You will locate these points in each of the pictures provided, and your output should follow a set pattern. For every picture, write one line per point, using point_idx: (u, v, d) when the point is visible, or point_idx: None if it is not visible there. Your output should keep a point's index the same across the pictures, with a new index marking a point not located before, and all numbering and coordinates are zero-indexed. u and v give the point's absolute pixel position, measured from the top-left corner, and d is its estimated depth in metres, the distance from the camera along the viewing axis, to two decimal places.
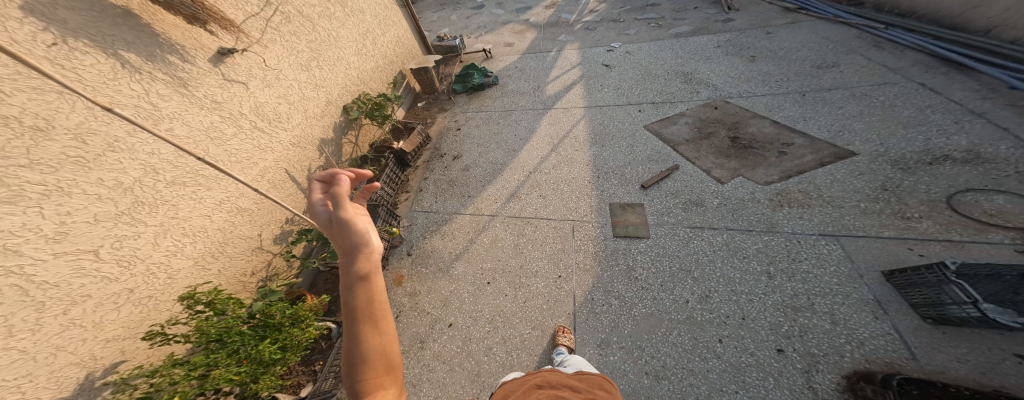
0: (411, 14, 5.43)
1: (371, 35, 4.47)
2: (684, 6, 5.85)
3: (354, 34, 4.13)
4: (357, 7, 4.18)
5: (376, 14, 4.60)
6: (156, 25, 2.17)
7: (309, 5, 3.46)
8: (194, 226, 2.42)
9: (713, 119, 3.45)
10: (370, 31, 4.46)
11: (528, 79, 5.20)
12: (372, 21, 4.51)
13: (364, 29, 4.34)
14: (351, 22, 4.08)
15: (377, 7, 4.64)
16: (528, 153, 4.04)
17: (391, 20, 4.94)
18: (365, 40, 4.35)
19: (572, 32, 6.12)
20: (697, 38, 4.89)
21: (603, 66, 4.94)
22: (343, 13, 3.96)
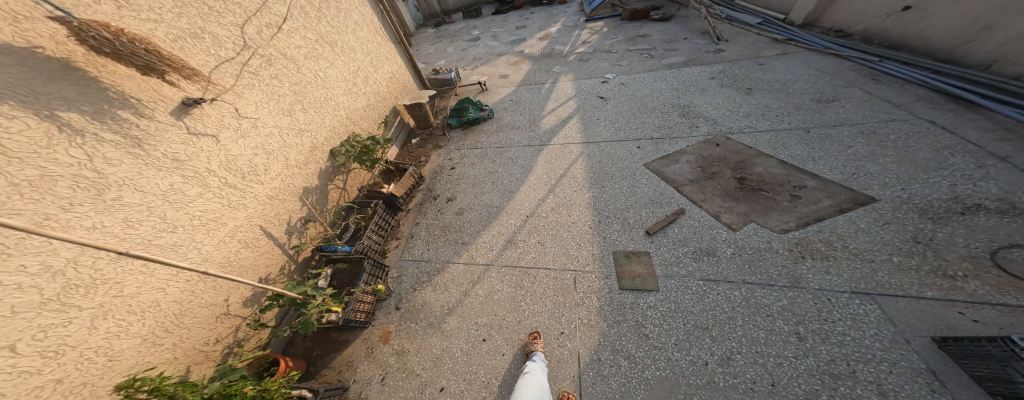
0: (405, 52, 5.21)
1: (365, 73, 4.20)
2: (675, 37, 5.89)
3: (350, 74, 3.88)
4: (349, 46, 3.94)
5: (370, 52, 4.35)
6: (103, 77, 1.89)
7: (296, 47, 3.18)
8: (143, 302, 2.09)
9: (718, 158, 3.27)
10: (366, 71, 4.23)
11: (523, 113, 5.06)
12: (366, 60, 4.25)
13: (358, 67, 4.05)
14: (343, 62, 3.80)
15: (369, 44, 4.35)
16: (524, 195, 3.83)
17: (387, 58, 4.72)
18: (361, 79, 4.09)
19: (566, 64, 6.13)
20: (688, 69, 4.83)
21: (597, 98, 4.85)
22: (334, 52, 3.68)
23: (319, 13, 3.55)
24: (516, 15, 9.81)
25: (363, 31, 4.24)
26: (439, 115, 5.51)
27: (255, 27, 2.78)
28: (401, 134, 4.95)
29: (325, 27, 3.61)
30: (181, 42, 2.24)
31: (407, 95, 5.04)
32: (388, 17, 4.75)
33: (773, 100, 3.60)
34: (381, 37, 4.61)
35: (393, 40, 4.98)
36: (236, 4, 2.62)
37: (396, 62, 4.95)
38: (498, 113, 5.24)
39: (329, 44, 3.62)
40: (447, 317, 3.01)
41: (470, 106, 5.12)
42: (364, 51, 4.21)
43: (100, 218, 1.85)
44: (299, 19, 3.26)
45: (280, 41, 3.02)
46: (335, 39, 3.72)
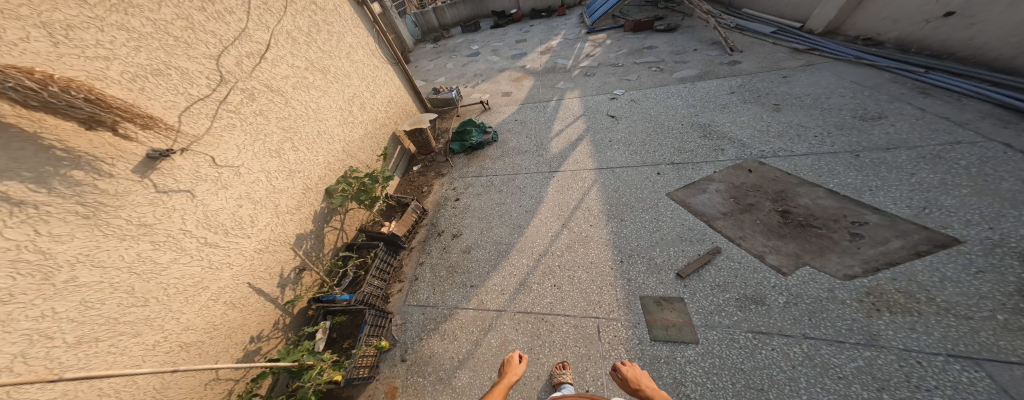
0: (405, 73, 5.05)
1: (361, 100, 3.88)
2: (683, 49, 5.58)
3: (345, 103, 3.56)
4: (343, 72, 3.62)
5: (365, 76, 4.06)
6: (41, 134, 1.46)
7: (283, 77, 2.77)
8: (115, 383, 1.73)
9: (754, 185, 2.94)
10: (363, 97, 3.95)
11: (530, 135, 4.78)
12: (362, 85, 3.95)
13: (354, 93, 3.75)
14: (337, 90, 3.46)
15: (365, 68, 4.08)
16: (535, 230, 3.52)
17: (385, 81, 4.48)
18: (358, 106, 3.82)
19: (571, 79, 5.84)
20: (703, 83, 4.39)
21: (607, 117, 4.55)
22: (327, 80, 3.34)
23: (309, 38, 3.18)
24: (515, 28, 9.64)
25: (359, 55, 3.98)
26: (441, 138, 5.23)
27: (234, 57, 2.32)
28: (402, 161, 4.67)
29: (317, 53, 3.26)
30: (140, 82, 1.78)
31: (409, 118, 4.76)
32: (385, 38, 4.61)
33: (806, 117, 3.26)
34: (380, 58, 4.46)
35: (392, 61, 4.81)
36: (208, 32, 2.16)
37: (396, 83, 4.73)
38: (502, 135, 4.97)
39: (322, 72, 3.28)
40: (458, 372, 2.64)
41: (473, 128, 4.86)
42: (358, 76, 3.90)
43: (49, 305, 1.51)
44: (287, 46, 2.87)
45: (263, 71, 2.56)
46: (330, 65, 3.41)
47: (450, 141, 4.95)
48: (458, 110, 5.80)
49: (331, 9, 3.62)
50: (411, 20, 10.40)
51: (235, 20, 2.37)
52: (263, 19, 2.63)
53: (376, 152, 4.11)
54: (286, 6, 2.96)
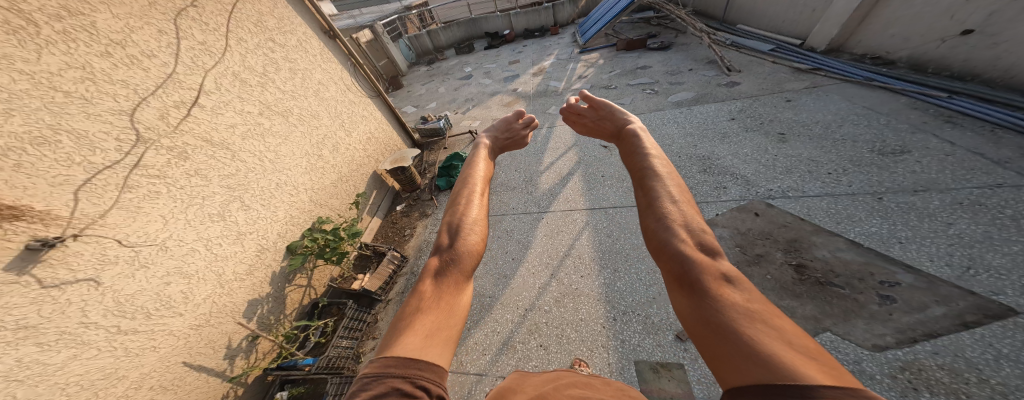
0: (389, 106, 4.84)
1: (334, 141, 3.66)
2: (678, 68, 5.20)
3: (311, 145, 3.30)
4: (309, 111, 3.40)
5: (339, 113, 3.83)
6: None
7: (228, 127, 2.53)
8: None
9: (762, 232, 2.54)
10: (336, 135, 3.71)
11: (519, 168, 4.48)
12: (334, 122, 3.72)
13: (325, 134, 3.56)
14: (301, 133, 3.22)
15: (339, 105, 3.87)
16: (522, 281, 3.16)
17: (364, 115, 4.25)
18: (330, 146, 3.58)
19: (563, 103, 5.54)
20: (699, 107, 4.08)
21: (600, 147, 4.28)
22: (286, 122, 3.10)
23: (264, 77, 2.98)
24: (509, 50, 9.48)
25: (330, 91, 3.79)
26: (428, 172, 4.90)
27: (156, 109, 2.09)
28: (386, 200, 4.41)
29: (273, 92, 3.03)
30: (14, 156, 1.52)
31: (394, 153, 4.52)
32: (363, 71, 4.42)
33: (815, 149, 2.94)
34: (360, 93, 4.29)
35: (374, 94, 4.64)
36: (117, 82, 1.93)
37: (378, 117, 4.54)
38: (491, 169, 4.66)
39: (280, 115, 3.06)
40: None
41: (460, 162, 4.60)
42: (328, 114, 3.67)
43: None
44: (233, 90, 2.65)
45: (198, 122, 2.32)
46: (291, 106, 3.19)
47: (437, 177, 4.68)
48: (448, 141, 5.46)
49: (294, 45, 3.44)
50: (405, 44, 10.29)
51: (158, 64, 2.15)
52: (198, 60, 2.42)
53: (353, 194, 3.80)
54: (232, 45, 2.72)
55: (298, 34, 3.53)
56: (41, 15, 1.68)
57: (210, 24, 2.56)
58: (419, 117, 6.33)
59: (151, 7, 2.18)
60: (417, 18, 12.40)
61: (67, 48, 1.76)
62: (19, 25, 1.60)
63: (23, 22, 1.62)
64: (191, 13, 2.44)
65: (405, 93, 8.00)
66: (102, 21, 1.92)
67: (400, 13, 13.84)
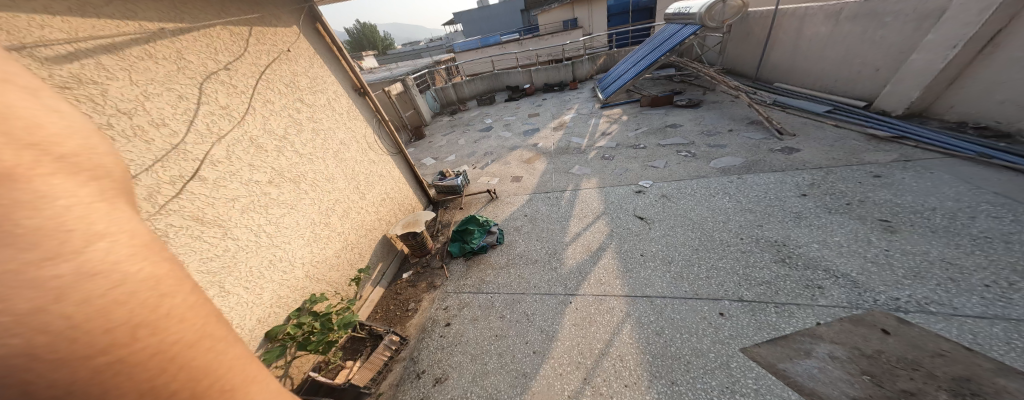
0: (409, 162, 4.42)
1: (346, 204, 3.29)
2: (715, 128, 4.78)
3: (317, 213, 2.94)
4: (325, 175, 3.08)
5: (356, 174, 3.47)
6: None
7: (230, 200, 2.26)
8: None
9: (902, 356, 1.88)
10: (350, 200, 3.35)
11: (541, 237, 4.01)
12: (348, 186, 3.35)
13: (338, 200, 3.20)
14: (309, 202, 2.87)
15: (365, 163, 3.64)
16: (549, 387, 2.43)
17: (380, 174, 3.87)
18: (339, 212, 3.21)
19: (587, 162, 5.18)
20: (754, 177, 3.57)
21: (636, 218, 3.79)
22: (290, 188, 2.72)
23: (283, 141, 2.72)
24: (529, 103, 9.51)
25: (351, 151, 3.45)
26: (441, 236, 4.50)
27: (145, 187, 1.84)
28: (390, 265, 3.94)
29: (287, 155, 2.74)
30: None
31: (407, 215, 4.14)
32: (388, 127, 4.00)
33: (945, 246, 2.30)
34: (380, 151, 3.90)
35: (392, 151, 4.14)
36: None
37: (395, 175, 4.13)
38: (509, 235, 4.21)
39: (282, 181, 2.67)
40: None
41: (475, 226, 4.22)
42: (345, 177, 3.32)
43: None
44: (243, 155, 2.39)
45: (193, 198, 2.05)
46: (301, 173, 2.82)
47: (449, 241, 4.26)
48: (464, 200, 5.09)
49: (323, 103, 3.19)
50: (431, 95, 10.43)
51: (165, 135, 1.96)
52: (217, 125, 2.25)
53: (356, 264, 3.39)
54: (253, 107, 2.52)
55: (329, 92, 3.31)
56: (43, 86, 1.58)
57: (235, 87, 2.41)
58: (436, 171, 6.02)
59: (179, 71, 2.07)
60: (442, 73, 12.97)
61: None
62: None
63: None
64: (221, 76, 2.33)
65: (425, 143, 7.83)
66: (114, 90, 1.79)
67: (426, 67, 14.52)
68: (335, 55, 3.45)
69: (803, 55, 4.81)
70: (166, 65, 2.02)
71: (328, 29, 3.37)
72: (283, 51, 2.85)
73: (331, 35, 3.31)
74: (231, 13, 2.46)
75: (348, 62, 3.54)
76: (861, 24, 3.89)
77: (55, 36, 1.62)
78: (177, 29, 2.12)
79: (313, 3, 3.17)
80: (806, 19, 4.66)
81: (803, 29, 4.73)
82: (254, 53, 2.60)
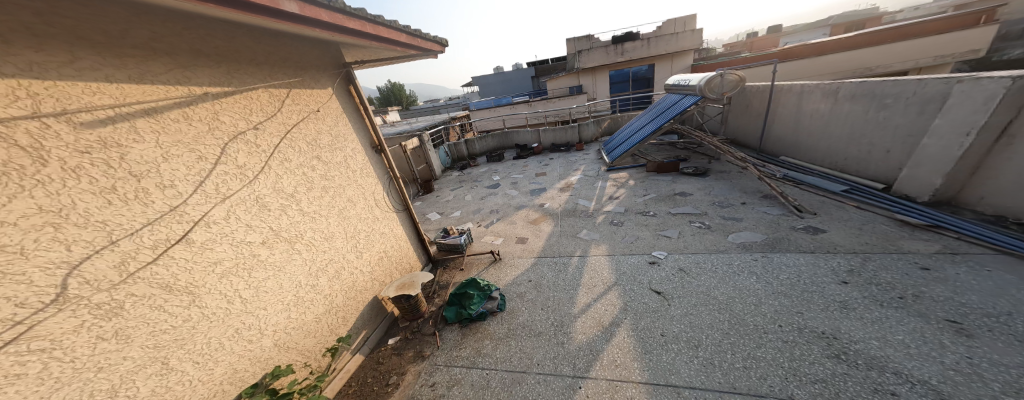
0: (412, 218, 4.02)
1: (337, 265, 2.77)
2: (727, 199, 4.71)
3: (305, 273, 2.44)
4: (323, 234, 2.61)
5: (358, 229, 3.00)
6: None
7: (210, 263, 1.86)
8: None
9: None
10: (344, 258, 2.84)
11: (547, 307, 3.62)
12: (344, 241, 2.82)
13: (328, 259, 2.67)
14: (293, 269, 2.37)
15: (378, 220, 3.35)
16: None
17: (376, 232, 3.34)
18: (331, 272, 2.70)
19: (595, 227, 5.03)
20: (779, 256, 3.37)
21: (653, 292, 3.45)
22: (277, 252, 2.24)
23: (290, 199, 2.33)
24: (536, 162, 9.82)
25: (356, 208, 2.97)
26: (436, 297, 4.14)
27: (116, 253, 1.52)
28: (377, 330, 3.56)
29: (290, 216, 2.33)
30: None
31: (404, 274, 3.86)
32: (398, 184, 3.64)
33: None
34: (386, 207, 3.49)
35: (397, 206, 3.72)
36: (93, 225, 1.43)
37: (396, 232, 3.73)
38: (510, 302, 3.83)
39: (265, 246, 2.16)
40: None
41: (475, 290, 3.87)
42: (345, 231, 2.84)
43: None
44: (247, 218, 2.05)
45: (170, 263, 1.69)
46: (295, 234, 2.36)
47: (445, 305, 3.88)
48: (465, 259, 4.84)
49: (339, 161, 2.79)
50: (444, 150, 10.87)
51: (168, 197, 1.67)
52: (224, 183, 1.91)
53: None
54: (270, 168, 2.19)
55: (347, 149, 2.90)
56: (64, 150, 1.34)
57: (256, 147, 2.10)
58: (440, 229, 5.87)
59: (209, 132, 1.83)
60: (455, 131, 13.74)
61: (59, 187, 1.33)
62: (16, 165, 1.22)
63: (28, 161, 1.25)
64: (248, 137, 2.05)
65: (433, 198, 7.87)
66: (135, 153, 1.55)
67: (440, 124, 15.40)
68: (360, 112, 3.12)
69: (805, 129, 4.94)
70: (199, 126, 1.79)
71: (359, 90, 3.11)
72: (314, 111, 2.55)
73: (361, 95, 3.06)
74: (277, 77, 2.23)
75: (372, 121, 3.23)
76: (861, 103, 4.02)
77: (102, 102, 1.44)
78: (220, 90, 1.89)
79: (351, 66, 2.98)
80: (803, 97, 4.90)
81: (803, 105, 4.93)
82: (288, 114, 2.31)
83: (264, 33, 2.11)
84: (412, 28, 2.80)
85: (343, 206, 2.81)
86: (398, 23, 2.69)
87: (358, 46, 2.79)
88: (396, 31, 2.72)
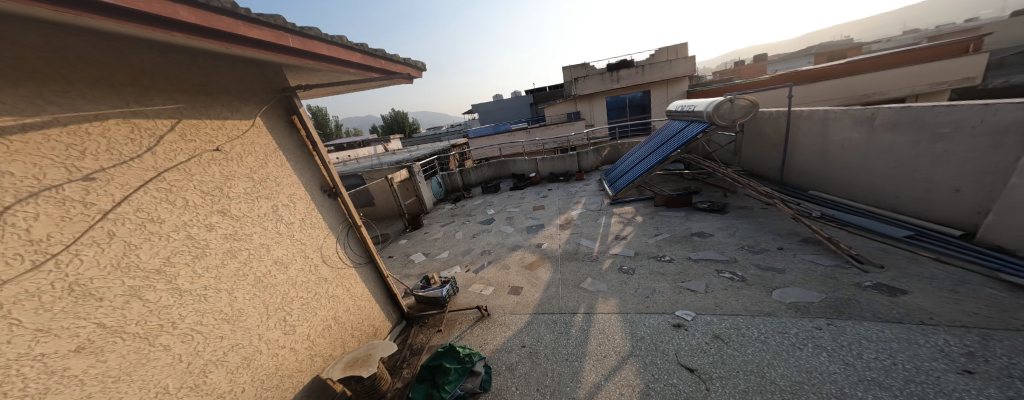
0: (382, 273, 3.12)
1: (250, 352, 1.88)
2: (760, 244, 3.98)
3: (176, 375, 1.53)
4: (221, 314, 1.75)
5: (287, 293, 2.15)
6: None
7: None
8: None
9: None
10: (260, 338, 1.95)
11: (545, 391, 2.35)
12: (261, 317, 1.96)
13: (225, 348, 1.76)
14: (142, 379, 1.42)
15: (327, 280, 2.49)
16: None
17: (321, 294, 2.40)
18: (231, 363, 1.78)
19: (602, 276, 3.98)
20: (851, 325, 2.59)
21: (684, 370, 2.47)
22: (114, 356, 1.36)
23: (155, 277, 1.50)
24: (533, 193, 9.11)
25: (289, 272, 2.20)
26: (405, 368, 2.68)
27: None
28: None
29: (148, 299, 1.47)
30: None
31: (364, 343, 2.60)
32: (360, 231, 2.86)
33: None
34: (344, 263, 2.67)
35: (361, 260, 2.88)
36: None
37: (357, 291, 2.75)
38: (496, 379, 2.50)
39: (89, 353, 1.29)
40: None
41: (455, 363, 2.49)
42: (264, 303, 2.00)
43: None
44: (48, 318, 1.19)
45: None
46: (159, 322, 1.50)
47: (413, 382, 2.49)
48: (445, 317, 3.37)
49: (264, 214, 2.06)
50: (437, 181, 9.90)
51: None
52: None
53: None
54: (115, 235, 1.38)
55: (280, 197, 2.20)
56: None
57: (82, 207, 1.29)
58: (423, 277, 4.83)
59: None
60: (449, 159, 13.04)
61: None
62: None
63: None
64: (68, 193, 1.25)
65: (421, 235, 6.98)
66: None
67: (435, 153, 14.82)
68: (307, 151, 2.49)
69: (839, 161, 4.30)
70: None
71: (306, 122, 2.48)
72: (217, 149, 1.81)
73: (308, 129, 2.45)
74: (149, 102, 1.53)
75: (323, 159, 2.58)
76: (908, 134, 3.41)
77: None
78: (11, 124, 1.13)
79: (293, 92, 2.36)
80: (829, 125, 4.33)
81: (829, 133, 4.36)
82: (163, 152, 1.57)
83: (125, 44, 1.45)
84: (368, 47, 2.28)
85: (264, 274, 2.02)
86: (347, 38, 2.13)
87: (302, 67, 2.24)
88: (347, 51, 2.18)
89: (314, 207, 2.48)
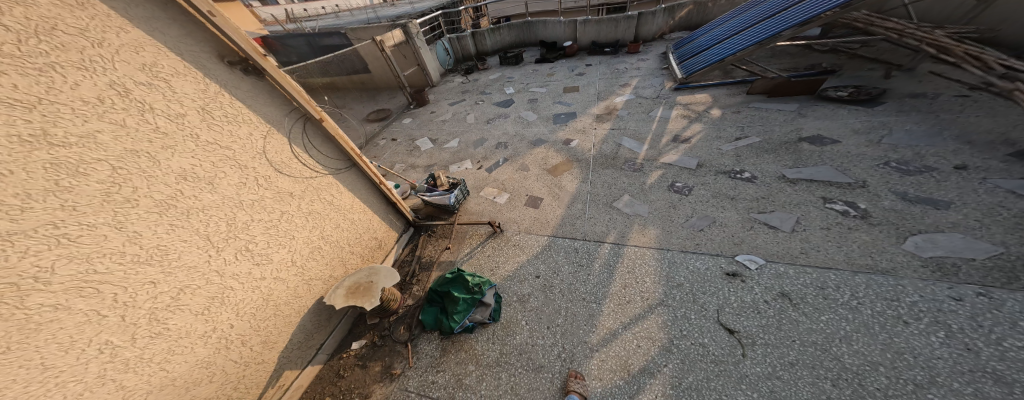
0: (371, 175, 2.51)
1: (216, 289, 1.58)
2: (926, 159, 2.60)
3: (108, 331, 1.26)
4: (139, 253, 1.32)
5: (232, 216, 1.62)
6: None
7: None
8: None
9: None
10: (220, 275, 1.59)
11: (556, 330, 2.12)
12: (204, 252, 1.52)
13: (174, 290, 1.43)
14: (61, 339, 1.16)
15: (288, 195, 1.90)
16: None
17: (291, 212, 1.92)
18: (195, 306, 1.51)
19: (643, 194, 2.99)
20: (1010, 301, 1.74)
21: (721, 330, 1.96)
22: None
23: None
24: (567, 61, 6.71)
25: (220, 184, 1.57)
26: (415, 285, 2.59)
27: None
28: (341, 326, 2.28)
29: None
30: None
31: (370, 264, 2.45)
32: (325, 125, 2.06)
33: None
34: (312, 170, 2.05)
35: (339, 165, 2.26)
36: None
37: (346, 203, 2.32)
38: (506, 310, 2.31)
39: None
40: None
41: (463, 294, 2.26)
42: (198, 233, 1.50)
43: None
44: None
45: None
46: (3, 283, 1.03)
47: (425, 301, 2.39)
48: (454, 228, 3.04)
49: (102, 98, 1.20)
50: (443, 45, 7.13)
51: None
52: None
53: (243, 364, 1.74)
54: None
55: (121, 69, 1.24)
56: None
57: None
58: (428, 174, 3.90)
59: None
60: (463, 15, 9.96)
61: None
62: None
63: None
64: None
65: (426, 114, 5.45)
66: None
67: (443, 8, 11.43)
68: None
69: None
70: None
71: None
72: None
73: None
74: None
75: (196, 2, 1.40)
76: None
77: None
78: None
79: None
80: None
81: None
82: None
83: None
84: None
85: (174, 195, 1.41)
86: None
87: None
88: None
89: (222, 89, 1.57)
